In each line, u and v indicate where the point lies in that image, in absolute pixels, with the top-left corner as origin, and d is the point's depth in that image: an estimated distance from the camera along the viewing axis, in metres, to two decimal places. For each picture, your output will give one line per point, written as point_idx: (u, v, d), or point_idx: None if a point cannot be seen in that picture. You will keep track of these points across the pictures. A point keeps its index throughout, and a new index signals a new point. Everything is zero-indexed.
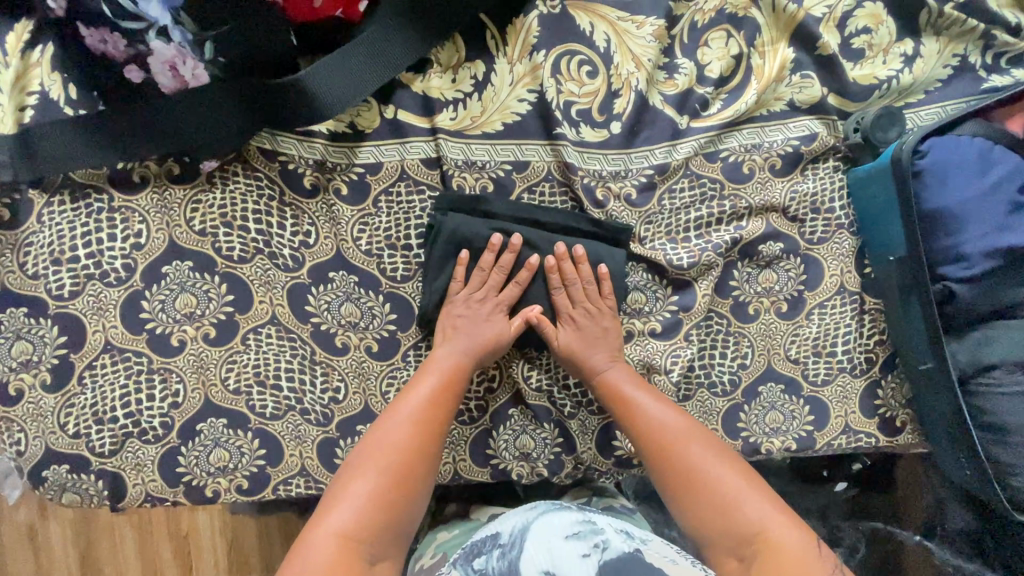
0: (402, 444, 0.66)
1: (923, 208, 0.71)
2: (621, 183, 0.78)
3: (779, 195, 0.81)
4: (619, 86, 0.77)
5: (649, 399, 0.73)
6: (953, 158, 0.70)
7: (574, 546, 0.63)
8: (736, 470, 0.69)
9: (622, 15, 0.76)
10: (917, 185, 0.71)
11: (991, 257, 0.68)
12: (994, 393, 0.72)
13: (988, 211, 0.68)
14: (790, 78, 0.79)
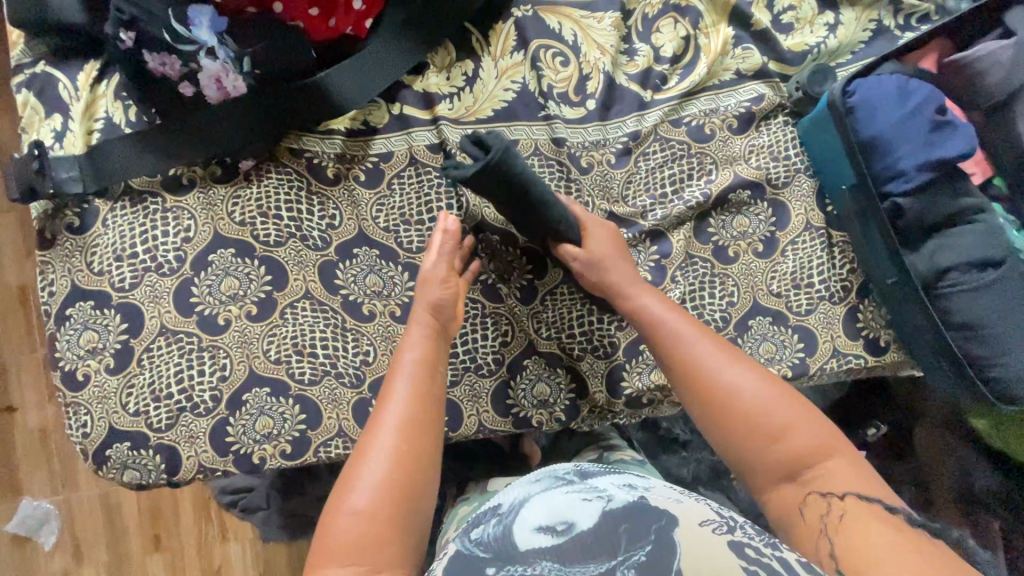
0: (386, 446, 0.67)
1: (861, 138, 0.81)
2: (601, 151, 0.90)
3: (738, 150, 0.92)
4: (589, 70, 0.90)
5: (670, 318, 0.77)
6: (877, 93, 0.80)
7: (574, 494, 0.62)
8: (759, 377, 0.70)
9: (584, 14, 0.90)
10: (852, 120, 0.82)
11: (923, 170, 0.79)
12: (955, 293, 0.80)
13: (914, 130, 0.78)
14: (733, 51, 0.92)
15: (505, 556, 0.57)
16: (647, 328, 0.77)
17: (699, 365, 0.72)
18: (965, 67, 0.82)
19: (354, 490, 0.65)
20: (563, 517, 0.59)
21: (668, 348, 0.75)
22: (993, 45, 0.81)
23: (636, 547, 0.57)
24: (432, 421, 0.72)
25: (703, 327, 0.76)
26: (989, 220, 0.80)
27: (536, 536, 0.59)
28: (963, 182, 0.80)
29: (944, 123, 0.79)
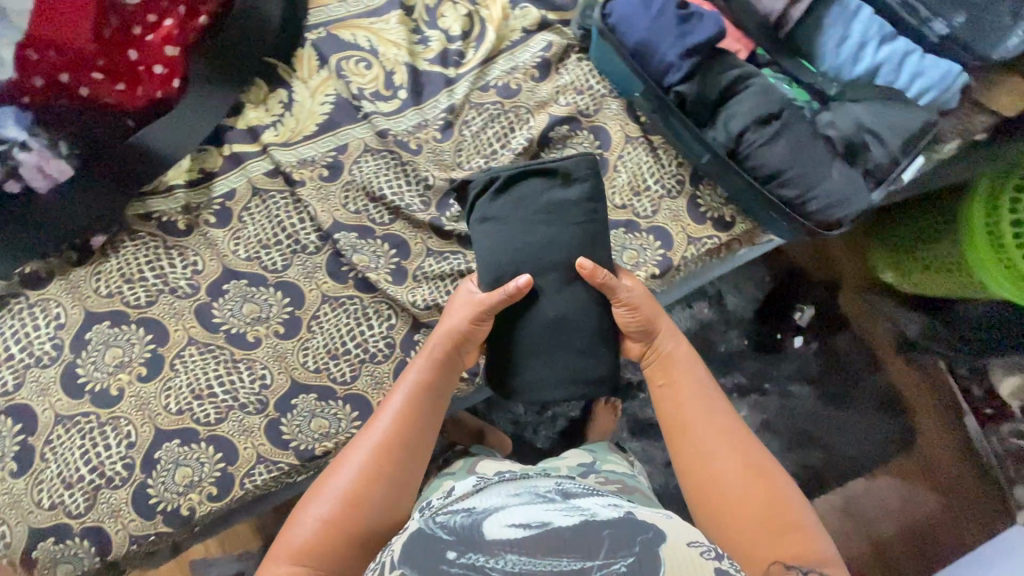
0: (364, 461, 0.72)
1: (629, 49, 0.91)
2: (425, 131, 0.98)
3: (546, 94, 1.02)
4: (392, 66, 0.99)
5: (681, 359, 0.86)
6: (627, 9, 0.91)
7: (557, 505, 0.59)
8: (737, 439, 0.77)
9: (373, 20, 0.99)
10: (617, 36, 0.91)
11: (687, 57, 0.88)
12: (754, 150, 0.90)
13: (666, 28, 0.88)
14: (513, 14, 1.03)
15: (468, 541, 0.55)
16: (664, 371, 0.86)
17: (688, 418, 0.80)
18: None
19: (324, 496, 0.70)
20: (539, 518, 0.56)
21: (669, 387, 0.84)
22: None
23: (616, 554, 0.53)
24: (414, 452, 0.75)
25: (701, 382, 0.84)
26: (759, 81, 0.91)
27: (504, 531, 0.56)
28: (726, 58, 0.91)
29: (688, 15, 0.89)
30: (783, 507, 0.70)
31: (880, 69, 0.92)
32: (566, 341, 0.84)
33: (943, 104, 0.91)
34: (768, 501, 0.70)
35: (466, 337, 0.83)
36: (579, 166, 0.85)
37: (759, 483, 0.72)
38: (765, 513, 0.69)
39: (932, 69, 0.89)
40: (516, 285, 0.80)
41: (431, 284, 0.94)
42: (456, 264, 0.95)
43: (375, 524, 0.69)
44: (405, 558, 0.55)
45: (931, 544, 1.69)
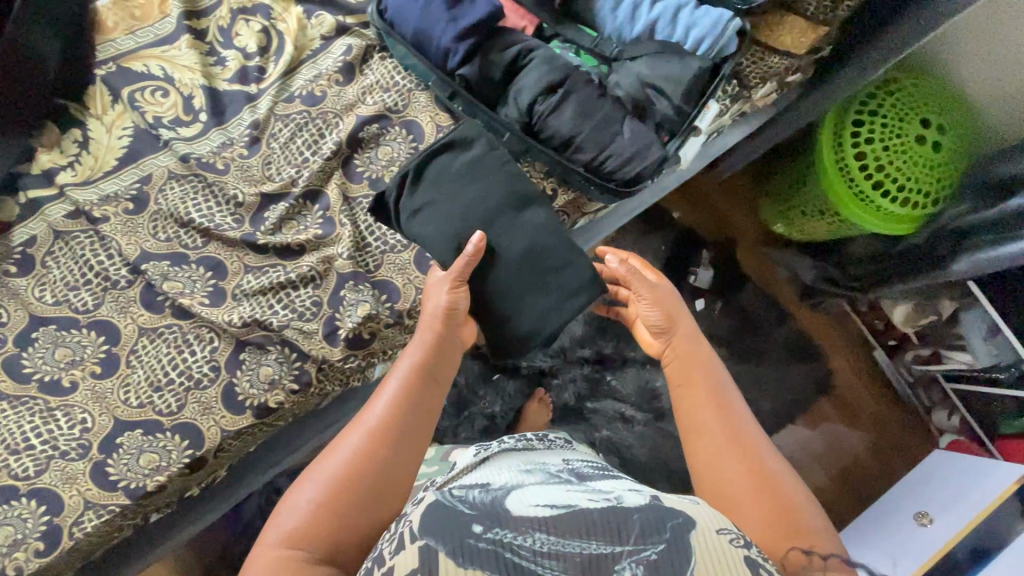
0: (358, 445, 0.66)
1: (408, 42, 0.93)
2: (231, 150, 0.98)
3: (352, 96, 1.02)
4: (189, 91, 0.98)
5: (688, 347, 0.85)
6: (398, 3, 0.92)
7: (582, 493, 0.59)
8: (743, 435, 0.72)
9: (165, 48, 0.99)
10: (395, 32, 0.93)
11: (459, 40, 0.90)
12: (545, 120, 0.91)
13: (435, 14, 0.89)
14: (310, 23, 1.04)
15: (493, 515, 0.54)
16: (682, 359, 0.83)
17: (702, 392, 0.78)
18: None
19: (326, 470, 0.65)
20: (562, 502, 0.57)
21: (677, 384, 0.81)
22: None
23: (648, 536, 0.52)
24: (418, 433, 0.70)
25: (714, 377, 0.80)
26: (542, 53, 0.93)
27: (530, 509, 0.56)
28: (505, 36, 0.93)
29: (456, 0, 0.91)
30: (791, 510, 0.65)
31: (658, 24, 0.94)
32: (546, 280, 0.88)
33: (721, 51, 0.93)
34: (775, 502, 0.65)
35: (450, 311, 0.81)
36: (469, 130, 0.91)
37: (761, 480, 0.67)
38: (775, 518, 0.64)
39: (705, 19, 0.92)
40: (472, 246, 0.83)
41: (252, 300, 0.93)
42: (275, 276, 0.94)
43: (365, 517, 0.63)
44: (427, 527, 0.52)
45: (858, 484, 1.73)
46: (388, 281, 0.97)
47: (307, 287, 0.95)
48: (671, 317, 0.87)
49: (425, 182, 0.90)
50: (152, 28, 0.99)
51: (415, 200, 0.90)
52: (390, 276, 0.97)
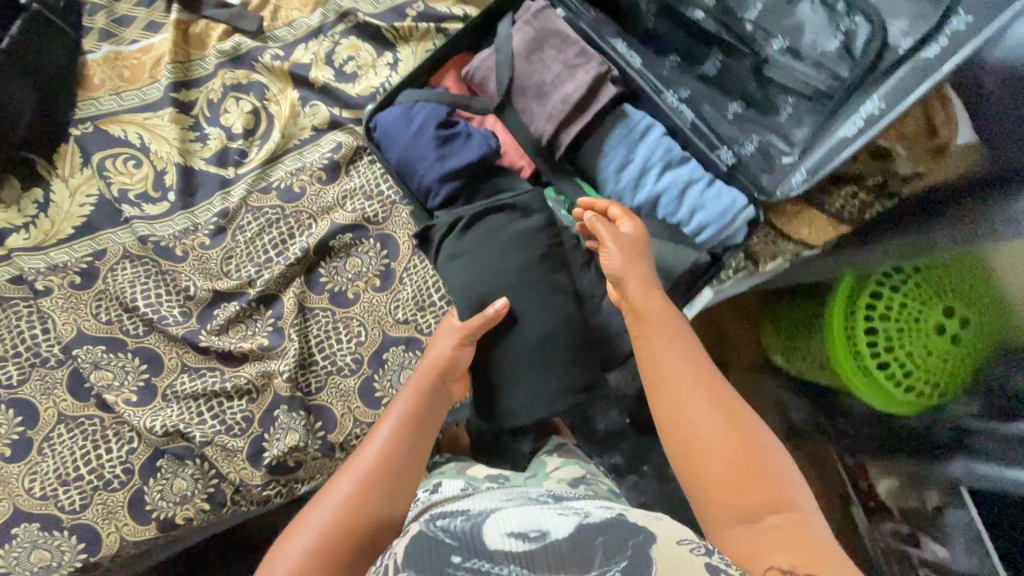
0: (341, 500, 0.58)
1: (394, 169, 0.87)
2: (192, 236, 0.92)
3: (332, 198, 0.96)
4: (163, 166, 0.93)
5: (639, 291, 0.69)
6: (387, 125, 0.85)
7: (552, 511, 0.51)
8: (724, 402, 0.58)
9: (147, 116, 0.94)
10: (383, 154, 0.88)
11: (442, 182, 0.83)
12: (448, 267, 0.81)
13: (420, 150, 0.82)
14: (304, 111, 0.97)
15: (471, 545, 0.46)
16: (643, 338, 0.66)
17: (684, 382, 0.60)
18: (473, 79, 0.91)
19: (313, 523, 0.56)
20: (536, 525, 0.48)
21: (657, 356, 0.63)
22: (485, 55, 0.89)
23: (610, 560, 0.44)
24: (418, 470, 0.63)
25: (679, 329, 0.66)
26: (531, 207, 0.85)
27: (501, 539, 0.47)
28: (495, 177, 0.85)
29: (447, 136, 0.83)
30: (809, 529, 0.50)
31: (662, 198, 0.87)
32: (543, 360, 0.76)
33: (727, 240, 0.86)
34: (793, 535, 0.50)
35: (452, 364, 0.73)
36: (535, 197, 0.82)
37: (769, 500, 0.52)
38: (802, 557, 0.47)
39: (713, 204, 0.85)
40: (494, 309, 0.74)
41: (181, 404, 0.88)
42: (209, 382, 0.89)
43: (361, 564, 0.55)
44: (409, 557, 0.45)
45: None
46: (328, 407, 0.91)
47: (242, 399, 0.90)
48: (639, 260, 0.73)
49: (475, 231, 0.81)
50: (138, 92, 0.94)
51: (458, 245, 0.81)
52: (331, 402, 0.91)
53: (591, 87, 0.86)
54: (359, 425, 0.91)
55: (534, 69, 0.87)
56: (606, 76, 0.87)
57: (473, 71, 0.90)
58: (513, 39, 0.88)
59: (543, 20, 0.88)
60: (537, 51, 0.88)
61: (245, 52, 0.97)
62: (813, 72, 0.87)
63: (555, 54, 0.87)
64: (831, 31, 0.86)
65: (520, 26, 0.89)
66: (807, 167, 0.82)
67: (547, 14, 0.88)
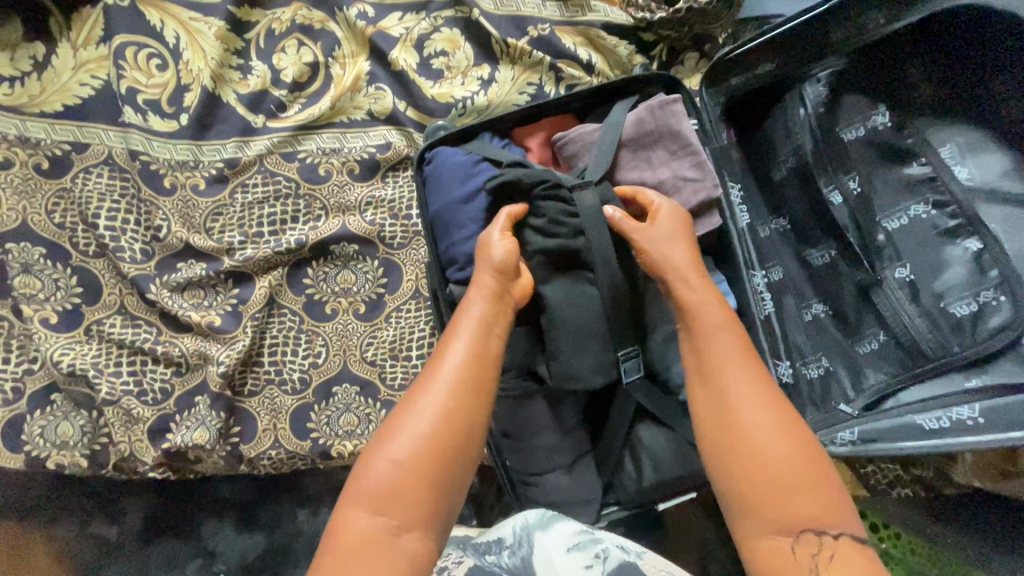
0: (442, 398, 0.54)
1: (427, 216, 0.74)
2: (188, 174, 0.80)
3: (354, 199, 0.84)
4: (188, 81, 0.80)
5: (708, 319, 0.61)
6: (443, 167, 0.73)
7: (576, 556, 0.59)
8: (796, 429, 0.54)
9: (193, 16, 0.80)
10: (424, 191, 0.75)
11: (469, 260, 0.70)
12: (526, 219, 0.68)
13: (465, 217, 0.70)
14: (366, 89, 0.84)
15: None
16: (703, 377, 0.58)
17: (740, 396, 0.55)
18: (563, 147, 0.76)
19: (396, 442, 0.52)
20: None
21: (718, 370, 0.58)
22: (588, 129, 0.75)
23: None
24: (493, 371, 0.58)
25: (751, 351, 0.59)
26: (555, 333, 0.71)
27: None
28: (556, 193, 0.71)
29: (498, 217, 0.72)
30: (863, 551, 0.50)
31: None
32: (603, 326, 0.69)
33: None
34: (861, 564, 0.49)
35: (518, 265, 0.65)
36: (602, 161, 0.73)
37: (824, 524, 0.50)
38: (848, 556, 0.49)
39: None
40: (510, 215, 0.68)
41: (100, 346, 0.78)
42: (140, 338, 0.79)
43: (457, 474, 0.53)
44: None
45: None
46: (253, 416, 0.82)
47: (167, 368, 0.80)
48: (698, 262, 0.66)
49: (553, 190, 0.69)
50: None
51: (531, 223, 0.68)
52: (258, 413, 0.82)
53: (694, 210, 0.73)
54: (277, 447, 0.82)
55: (635, 168, 0.74)
56: (715, 205, 0.74)
57: (566, 141, 0.76)
58: (624, 125, 0.74)
59: (666, 116, 0.73)
60: (647, 149, 0.74)
61: None
62: (921, 325, 0.75)
63: (665, 162, 0.73)
64: (966, 295, 0.73)
65: (638, 111, 0.74)
66: (864, 429, 0.70)
67: (674, 109, 0.73)
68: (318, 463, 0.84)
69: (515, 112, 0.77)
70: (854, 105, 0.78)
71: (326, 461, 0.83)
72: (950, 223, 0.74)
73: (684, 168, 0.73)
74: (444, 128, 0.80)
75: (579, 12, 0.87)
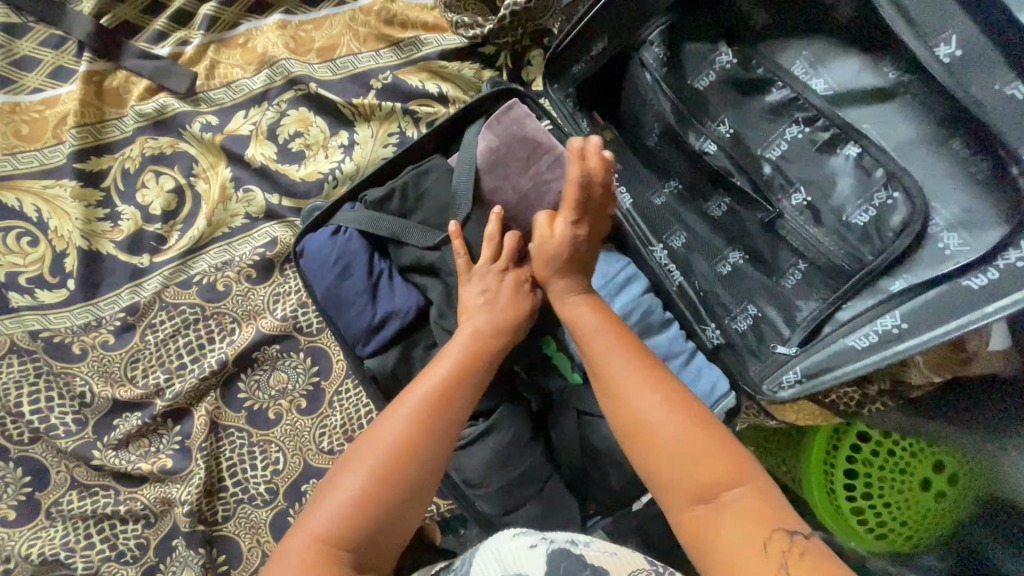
0: (401, 428, 0.54)
1: (317, 303, 0.73)
2: (94, 333, 0.81)
3: (261, 302, 0.84)
4: (63, 247, 0.80)
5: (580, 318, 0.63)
6: (317, 252, 0.72)
7: (524, 539, 0.52)
8: (663, 385, 0.55)
9: (47, 184, 0.80)
10: (305, 279, 0.73)
11: (374, 332, 0.70)
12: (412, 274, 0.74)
13: (349, 293, 0.70)
14: (236, 194, 0.84)
15: None
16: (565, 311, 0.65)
17: (601, 344, 0.60)
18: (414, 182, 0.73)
19: (359, 468, 0.52)
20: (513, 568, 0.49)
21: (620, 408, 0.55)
22: (441, 158, 0.74)
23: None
24: (470, 403, 0.59)
25: (653, 365, 0.57)
26: None
27: None
28: (426, 230, 0.72)
29: (381, 278, 0.71)
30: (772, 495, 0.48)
31: None
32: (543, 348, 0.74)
33: None
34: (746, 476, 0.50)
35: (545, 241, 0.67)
36: (458, 176, 0.71)
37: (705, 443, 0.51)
38: (731, 474, 0.49)
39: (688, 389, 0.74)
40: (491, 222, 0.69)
41: (66, 525, 0.79)
42: (100, 505, 0.79)
43: (424, 493, 0.53)
44: None
45: None
46: (233, 540, 0.82)
47: (136, 524, 0.80)
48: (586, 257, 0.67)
49: (423, 237, 0.72)
50: (37, 154, 0.80)
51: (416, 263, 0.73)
52: (238, 535, 0.82)
53: None
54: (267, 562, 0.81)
55: (500, 187, 0.72)
56: None
57: (424, 168, 0.73)
58: (476, 145, 0.72)
59: (508, 122, 0.72)
60: (501, 163, 0.72)
61: (171, 117, 0.82)
62: (832, 244, 0.72)
63: (527, 170, 0.71)
64: (860, 203, 0.70)
65: (482, 130, 0.72)
66: (803, 365, 0.68)
67: (517, 112, 0.72)
68: None
69: (370, 176, 0.76)
70: (697, 53, 0.78)
71: None
72: (826, 135, 0.72)
73: (544, 168, 0.72)
74: (316, 205, 0.80)
75: (414, 50, 0.87)
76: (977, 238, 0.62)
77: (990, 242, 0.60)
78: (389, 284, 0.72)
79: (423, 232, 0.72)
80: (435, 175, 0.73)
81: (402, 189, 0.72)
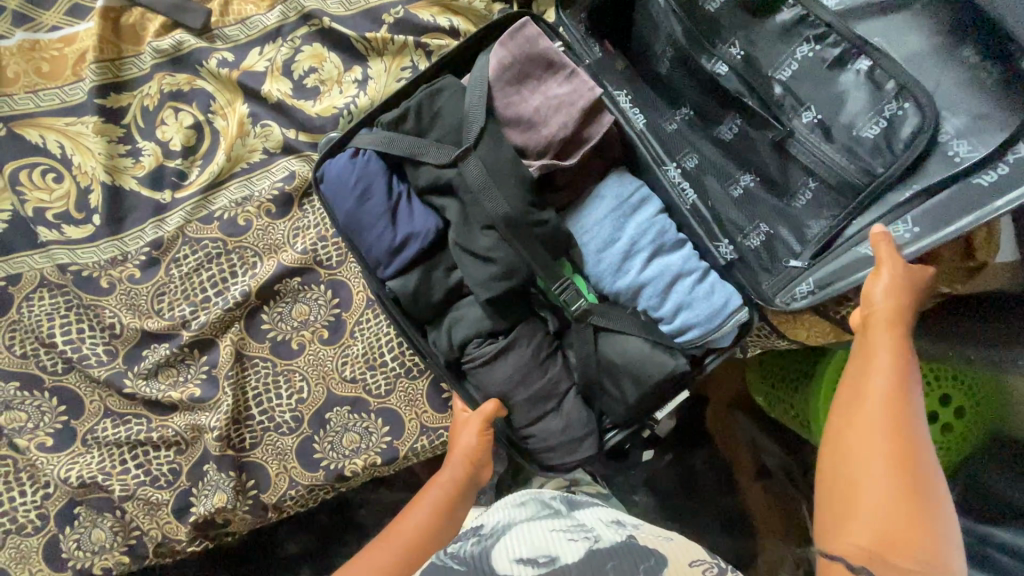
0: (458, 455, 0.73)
1: (340, 230, 0.76)
2: (120, 267, 0.83)
3: (281, 235, 0.86)
4: (87, 183, 0.82)
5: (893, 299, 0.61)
6: (336, 177, 0.74)
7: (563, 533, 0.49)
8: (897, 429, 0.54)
9: (69, 121, 0.82)
10: (327, 207, 0.76)
11: (394, 253, 0.72)
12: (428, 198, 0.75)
13: (368, 216, 0.72)
14: (254, 130, 0.85)
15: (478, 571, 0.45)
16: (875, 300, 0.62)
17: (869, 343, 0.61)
18: (427, 103, 0.74)
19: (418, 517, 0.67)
20: (545, 549, 0.46)
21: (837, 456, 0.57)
22: (452, 79, 0.74)
23: None
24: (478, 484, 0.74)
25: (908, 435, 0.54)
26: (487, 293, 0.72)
27: (509, 563, 0.45)
28: (438, 147, 0.72)
29: (399, 202, 0.73)
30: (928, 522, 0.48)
31: (644, 288, 0.75)
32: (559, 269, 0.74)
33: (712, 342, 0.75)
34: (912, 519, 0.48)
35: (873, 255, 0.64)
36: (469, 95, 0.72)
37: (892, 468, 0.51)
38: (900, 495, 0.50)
39: (702, 304, 0.73)
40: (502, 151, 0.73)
41: (101, 451, 0.82)
42: (134, 432, 0.82)
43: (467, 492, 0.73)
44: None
45: None
46: (262, 465, 0.84)
47: (169, 450, 0.83)
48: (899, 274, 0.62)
49: (435, 155, 0.72)
50: (59, 91, 0.82)
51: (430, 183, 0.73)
52: (266, 461, 0.84)
53: (582, 118, 0.73)
54: (295, 486, 0.84)
55: (513, 103, 0.73)
56: (599, 103, 0.74)
57: (435, 89, 0.74)
58: (488, 64, 0.73)
59: (519, 40, 0.73)
60: (515, 83, 0.73)
61: (187, 53, 0.83)
62: (842, 160, 0.72)
63: (537, 89, 0.73)
64: (870, 118, 0.71)
65: (494, 48, 0.73)
66: (815, 276, 0.71)
67: (528, 31, 0.73)
68: (338, 487, 0.86)
69: (384, 103, 0.77)
70: None
71: (345, 483, 0.85)
72: (835, 52, 0.72)
73: (555, 85, 0.73)
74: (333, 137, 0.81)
75: None
76: (985, 142, 0.63)
77: (994, 143, 0.62)
78: (407, 206, 0.73)
79: (435, 148, 0.72)
80: (445, 96, 0.73)
81: (416, 111, 0.73)
